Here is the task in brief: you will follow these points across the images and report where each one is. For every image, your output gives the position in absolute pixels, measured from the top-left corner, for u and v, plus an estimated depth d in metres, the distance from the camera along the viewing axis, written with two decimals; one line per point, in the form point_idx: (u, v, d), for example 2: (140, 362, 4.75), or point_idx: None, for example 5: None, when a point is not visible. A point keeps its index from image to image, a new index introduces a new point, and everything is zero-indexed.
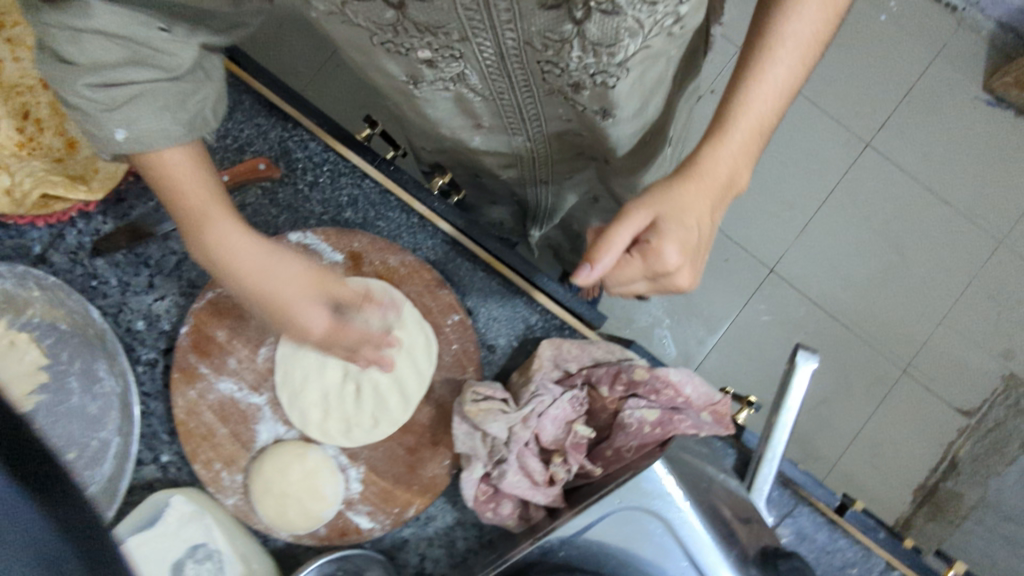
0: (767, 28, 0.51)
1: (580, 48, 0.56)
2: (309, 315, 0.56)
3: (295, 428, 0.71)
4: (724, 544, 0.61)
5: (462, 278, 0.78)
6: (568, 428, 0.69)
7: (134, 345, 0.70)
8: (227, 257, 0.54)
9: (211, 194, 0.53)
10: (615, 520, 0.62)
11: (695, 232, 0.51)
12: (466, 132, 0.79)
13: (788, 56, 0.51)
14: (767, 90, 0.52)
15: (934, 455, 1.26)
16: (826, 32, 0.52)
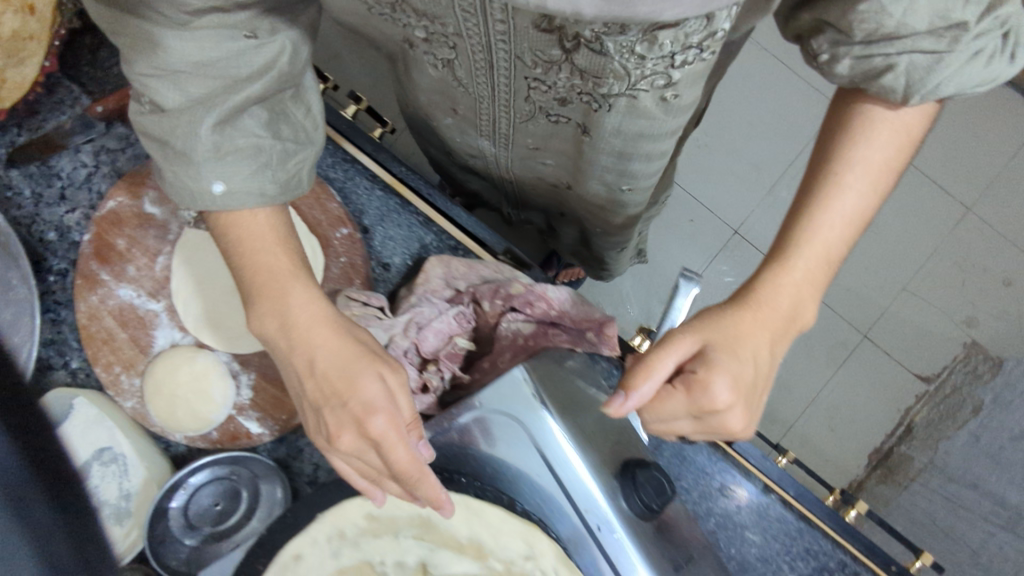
0: (847, 134, 0.48)
1: (567, 71, 0.58)
2: (355, 398, 0.50)
3: (191, 334, 0.69)
4: (588, 452, 0.58)
5: (359, 198, 0.73)
6: (449, 340, 0.66)
7: (45, 255, 0.75)
8: (317, 329, 0.51)
9: (294, 264, 0.53)
10: (477, 424, 0.59)
11: (749, 366, 0.46)
12: (436, 110, 0.80)
13: (856, 182, 0.48)
14: (835, 218, 0.48)
15: (891, 420, 1.43)
16: (905, 156, 0.49)
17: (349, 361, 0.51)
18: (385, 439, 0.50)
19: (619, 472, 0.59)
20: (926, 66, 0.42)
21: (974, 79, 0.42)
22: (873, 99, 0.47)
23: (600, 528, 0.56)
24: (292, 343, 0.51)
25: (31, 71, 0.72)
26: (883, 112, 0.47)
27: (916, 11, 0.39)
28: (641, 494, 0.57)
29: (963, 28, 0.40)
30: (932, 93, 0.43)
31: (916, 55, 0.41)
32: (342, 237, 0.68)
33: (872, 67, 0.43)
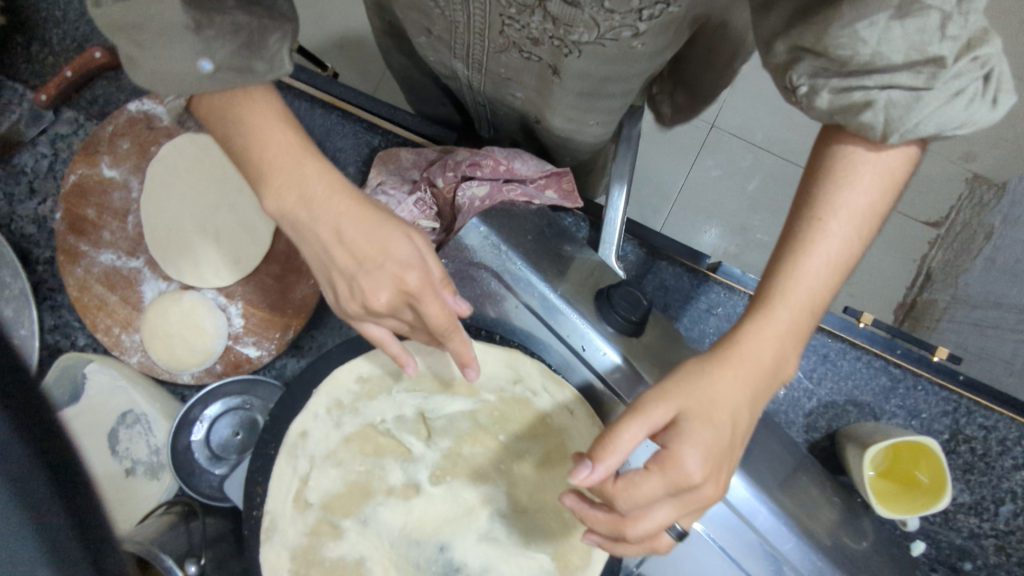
0: (832, 174, 0.41)
1: (541, 16, 0.57)
2: (388, 259, 0.42)
3: (174, 282, 0.72)
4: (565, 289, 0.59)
5: (303, 119, 0.74)
6: (413, 225, 0.67)
7: (30, 248, 0.78)
8: (338, 199, 0.42)
9: (302, 142, 0.43)
10: (448, 282, 0.61)
11: (726, 432, 0.39)
12: (410, 28, 0.73)
13: (843, 227, 0.40)
14: (819, 264, 0.40)
15: (907, 273, 1.24)
16: (896, 191, 0.41)
17: (384, 223, 0.43)
18: (437, 321, 0.44)
19: (595, 300, 0.57)
20: (905, 102, 0.36)
21: (956, 121, 0.36)
22: (863, 138, 0.39)
23: (586, 348, 0.57)
24: (299, 215, 0.42)
25: None
26: (869, 151, 0.40)
27: (893, 33, 0.34)
28: (619, 310, 0.55)
29: (940, 63, 0.34)
30: (909, 133, 0.37)
31: (893, 90, 0.36)
32: None
33: (852, 103, 0.37)
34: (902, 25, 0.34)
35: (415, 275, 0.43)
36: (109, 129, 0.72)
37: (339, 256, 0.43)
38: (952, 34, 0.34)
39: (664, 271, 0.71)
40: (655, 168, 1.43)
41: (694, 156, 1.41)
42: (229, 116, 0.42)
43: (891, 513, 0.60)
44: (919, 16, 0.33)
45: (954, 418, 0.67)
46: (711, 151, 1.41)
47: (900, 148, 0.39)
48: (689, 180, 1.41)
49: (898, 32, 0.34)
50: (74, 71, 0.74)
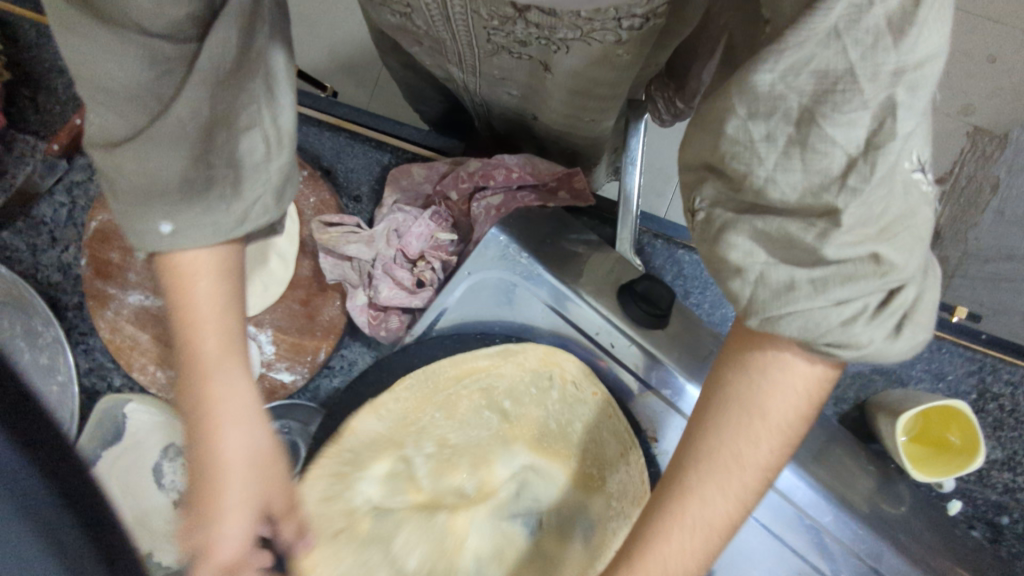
0: (722, 414, 0.37)
1: (525, 25, 0.58)
2: (218, 522, 0.40)
3: None
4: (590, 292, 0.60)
5: (312, 143, 0.75)
6: (432, 237, 0.67)
7: (59, 296, 0.80)
8: (235, 431, 0.40)
9: (231, 350, 0.41)
10: (472, 293, 0.62)
11: None
12: (409, 45, 0.75)
13: (720, 488, 0.37)
14: (697, 523, 0.38)
15: None
16: (801, 424, 0.38)
17: (261, 458, 0.41)
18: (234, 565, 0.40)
19: (618, 294, 0.58)
20: (780, 286, 0.31)
21: (842, 338, 0.31)
22: (774, 342, 0.35)
23: (614, 344, 0.58)
24: (190, 423, 0.41)
25: None
26: (772, 361, 0.36)
27: (793, 166, 0.29)
28: (642, 304, 0.57)
29: (836, 220, 0.29)
30: (776, 322, 0.32)
31: (784, 264, 0.31)
32: (306, 179, 0.71)
33: (726, 261, 0.33)
34: (805, 159, 0.29)
35: (245, 527, 0.41)
36: None
37: (199, 460, 0.40)
38: (856, 186, 0.28)
39: (684, 259, 0.72)
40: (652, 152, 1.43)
41: (691, 136, 1.42)
42: (166, 277, 0.41)
43: (929, 476, 0.61)
44: (823, 152, 0.28)
45: (980, 376, 0.69)
46: None
47: (795, 359, 0.35)
48: (689, 160, 1.41)
49: (800, 167, 0.29)
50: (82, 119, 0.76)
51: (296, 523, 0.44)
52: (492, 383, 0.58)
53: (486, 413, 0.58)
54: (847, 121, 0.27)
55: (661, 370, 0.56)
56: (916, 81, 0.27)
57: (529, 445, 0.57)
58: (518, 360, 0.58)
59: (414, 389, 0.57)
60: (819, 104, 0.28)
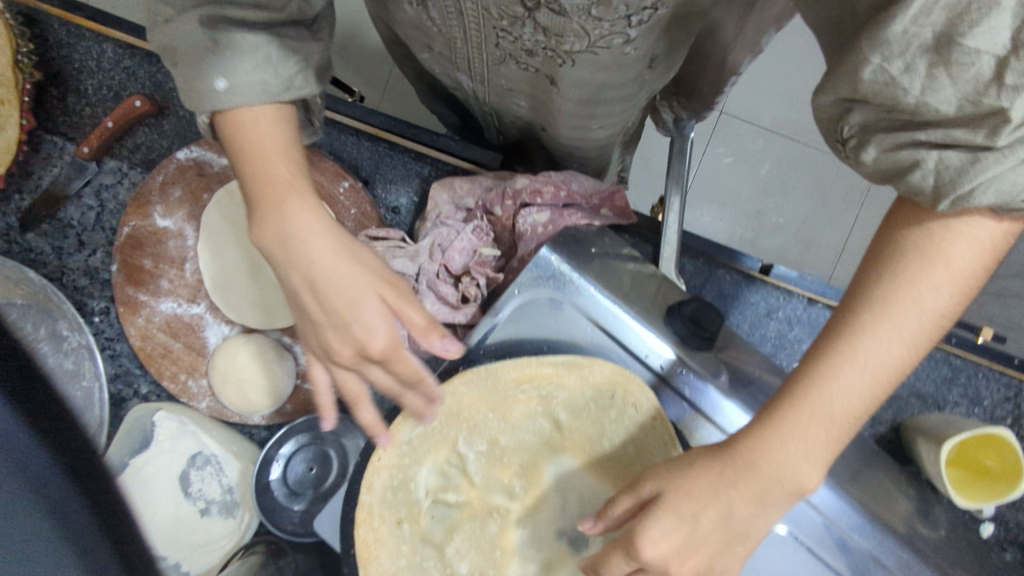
0: (897, 265, 0.34)
1: (532, 28, 0.56)
2: (364, 321, 0.42)
3: (236, 324, 0.72)
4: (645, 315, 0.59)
5: (351, 153, 0.74)
6: (475, 252, 0.67)
7: (86, 300, 0.78)
8: (343, 266, 0.42)
9: (298, 175, 0.43)
10: (519, 311, 0.61)
11: (709, 531, 0.37)
12: (419, 47, 0.74)
13: (894, 331, 0.34)
14: (862, 369, 0.35)
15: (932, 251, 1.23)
16: (977, 283, 0.34)
17: (380, 276, 0.44)
18: (391, 358, 0.43)
19: (664, 314, 0.59)
20: (964, 162, 0.30)
21: None
22: (959, 209, 0.32)
23: (664, 365, 0.58)
24: (282, 255, 0.42)
25: (12, 133, 0.73)
26: (958, 222, 0.33)
27: (940, 84, 0.29)
28: (691, 326, 0.57)
29: (1005, 117, 0.28)
30: (968, 200, 0.31)
31: (949, 148, 0.30)
32: (346, 189, 0.70)
33: (898, 163, 0.32)
34: (951, 74, 0.28)
35: (423, 313, 0.44)
36: (160, 179, 0.71)
37: (313, 292, 0.42)
38: (1015, 84, 0.27)
39: (723, 279, 0.73)
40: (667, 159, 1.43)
41: (706, 143, 1.42)
42: (229, 137, 0.43)
43: (969, 502, 0.62)
44: (967, 62, 0.28)
45: (1016, 403, 0.70)
46: (722, 137, 1.41)
47: (983, 219, 0.32)
48: (702, 167, 1.42)
49: (945, 80, 0.29)
50: (113, 121, 0.73)
51: (417, 308, 0.44)
52: (552, 392, 0.57)
53: (541, 421, 0.58)
54: (988, 28, 0.27)
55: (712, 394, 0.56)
56: None
57: (580, 457, 0.57)
58: (581, 372, 0.56)
59: (474, 385, 0.56)
60: (954, 27, 0.28)
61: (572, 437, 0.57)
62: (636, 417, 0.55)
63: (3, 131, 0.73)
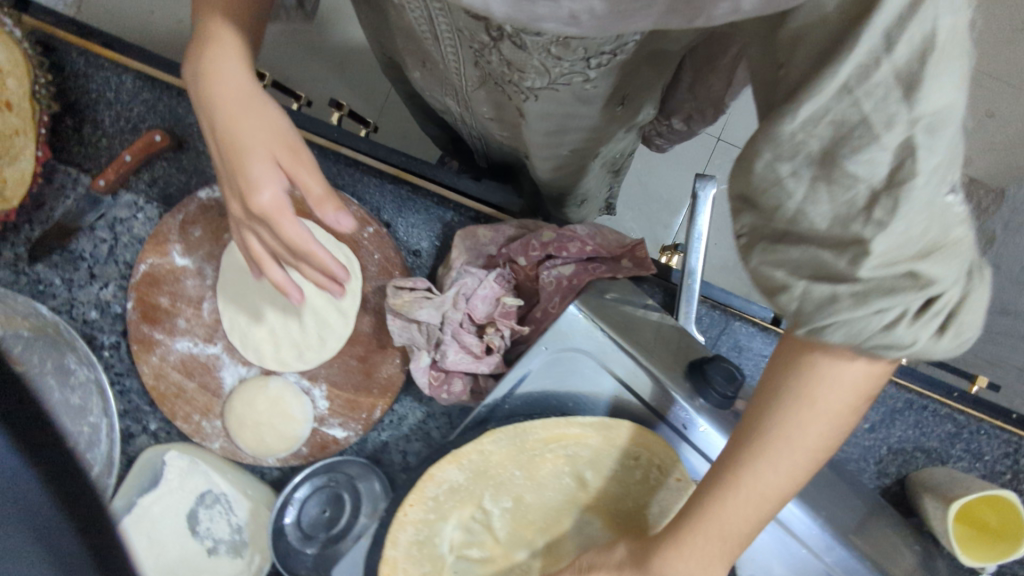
0: (773, 407, 0.40)
1: (498, 58, 0.50)
2: (250, 175, 0.45)
3: (254, 366, 0.72)
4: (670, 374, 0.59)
5: (373, 195, 0.74)
6: (497, 301, 0.67)
7: (95, 334, 0.76)
8: (238, 127, 0.46)
9: (241, 37, 0.49)
10: (545, 366, 0.61)
11: None
12: (409, 61, 0.70)
13: (774, 467, 0.41)
14: (749, 496, 0.41)
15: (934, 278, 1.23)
16: (852, 413, 0.39)
17: (285, 135, 0.47)
18: (273, 214, 0.46)
19: (687, 372, 0.58)
20: (823, 298, 0.32)
21: (893, 338, 0.32)
22: (829, 352, 0.37)
23: (687, 426, 0.57)
24: (202, 101, 0.48)
25: (27, 165, 0.72)
26: (830, 368, 0.37)
27: (819, 199, 0.30)
28: (715, 387, 0.55)
29: (865, 248, 0.29)
30: (821, 332, 0.33)
31: (821, 282, 0.31)
32: (371, 235, 0.70)
33: (773, 282, 0.34)
34: (831, 191, 0.29)
35: (321, 181, 0.46)
36: (181, 219, 0.71)
37: (223, 145, 0.47)
38: (882, 219, 0.29)
39: (741, 330, 0.73)
40: (665, 187, 1.45)
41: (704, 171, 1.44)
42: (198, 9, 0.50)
43: (974, 561, 0.63)
44: (846, 185, 0.29)
45: (1017, 458, 0.72)
46: (721, 166, 1.44)
47: (852, 368, 0.37)
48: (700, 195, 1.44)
49: (825, 197, 0.30)
50: (132, 154, 0.72)
51: (316, 177, 0.46)
52: (578, 451, 0.56)
53: (566, 479, 0.57)
54: (867, 160, 0.28)
55: None
56: (933, 127, 0.27)
57: (602, 517, 0.57)
58: (608, 434, 0.55)
59: (502, 443, 0.56)
60: (836, 149, 0.29)
61: (597, 498, 0.57)
62: (660, 479, 0.54)
63: (18, 163, 0.72)
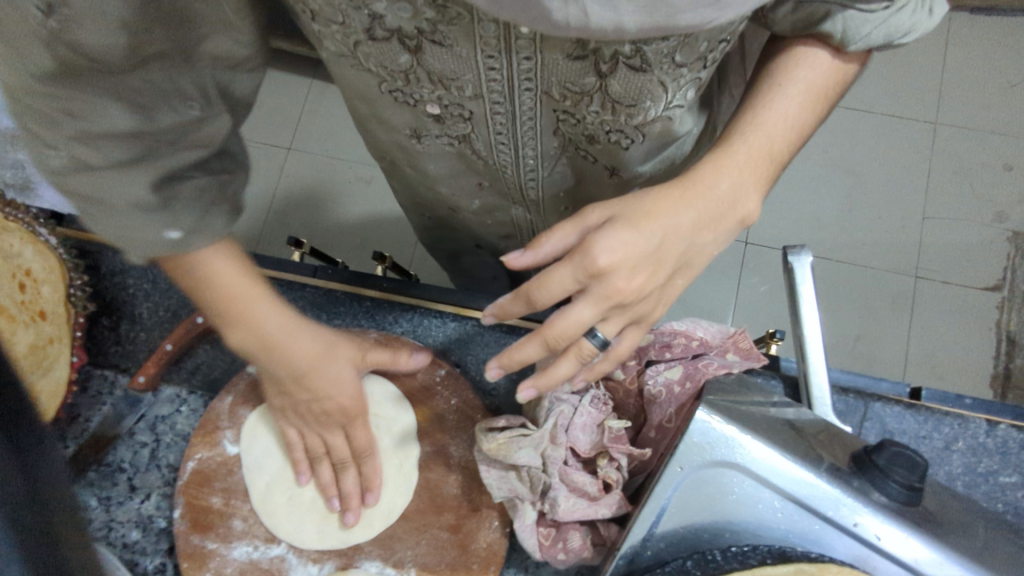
0: (762, 109, 0.46)
1: (600, 104, 0.45)
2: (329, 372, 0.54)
3: (328, 562, 0.60)
4: (840, 476, 0.48)
5: (436, 336, 0.69)
6: (602, 428, 0.57)
7: (136, 558, 0.64)
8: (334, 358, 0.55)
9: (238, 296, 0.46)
10: (692, 490, 0.49)
11: (619, 291, 0.42)
12: (461, 196, 0.65)
13: (769, 124, 0.46)
14: (754, 147, 0.45)
15: (989, 338, 1.35)
16: (816, 108, 0.47)
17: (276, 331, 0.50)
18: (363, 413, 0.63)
19: (851, 466, 0.49)
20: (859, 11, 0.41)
21: (903, 29, 0.42)
22: (834, 50, 0.45)
23: (883, 537, 0.46)
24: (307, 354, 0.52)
25: (61, 373, 0.66)
26: (807, 59, 0.45)
27: None
28: (895, 477, 0.48)
29: None
30: (860, 38, 0.42)
31: None
32: (444, 377, 0.66)
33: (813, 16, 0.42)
34: None
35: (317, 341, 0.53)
36: (230, 400, 0.66)
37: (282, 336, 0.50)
38: None
39: (884, 413, 0.63)
40: (704, 297, 1.41)
41: (738, 276, 1.42)
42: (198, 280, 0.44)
43: None
44: None
45: None
46: (754, 268, 1.42)
47: (824, 56, 0.45)
48: (740, 299, 1.40)
49: None
50: (174, 342, 0.67)
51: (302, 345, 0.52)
52: None
53: None
54: None
55: (954, 568, 0.45)
56: None
57: None
58: None
59: None
60: None
61: None
62: None
63: (52, 371, 0.66)
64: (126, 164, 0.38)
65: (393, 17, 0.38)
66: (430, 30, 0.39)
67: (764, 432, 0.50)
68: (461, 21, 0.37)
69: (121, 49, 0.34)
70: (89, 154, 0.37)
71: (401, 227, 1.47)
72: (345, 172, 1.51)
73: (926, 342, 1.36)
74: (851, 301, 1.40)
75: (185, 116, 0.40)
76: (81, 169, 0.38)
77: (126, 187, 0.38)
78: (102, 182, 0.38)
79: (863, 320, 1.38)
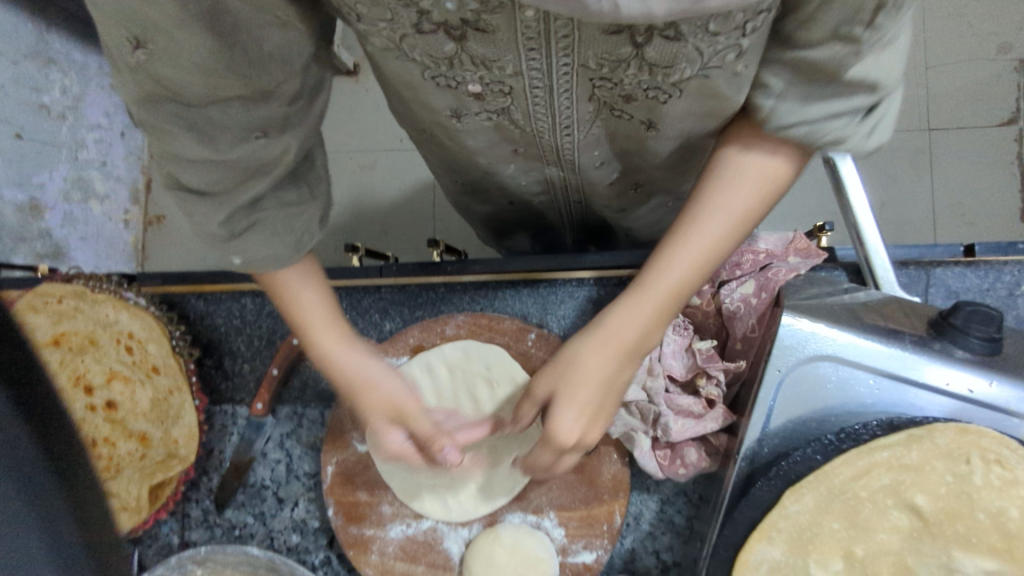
0: (700, 208, 0.46)
1: (637, 69, 0.44)
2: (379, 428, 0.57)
3: (473, 523, 0.67)
4: (923, 345, 0.53)
5: (514, 305, 0.74)
6: (691, 350, 0.63)
7: (304, 556, 0.72)
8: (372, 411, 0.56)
9: (332, 316, 0.54)
10: (792, 389, 0.54)
11: (602, 420, 0.52)
12: (499, 162, 0.67)
13: (708, 230, 0.46)
14: (674, 269, 0.47)
15: (1010, 173, 1.36)
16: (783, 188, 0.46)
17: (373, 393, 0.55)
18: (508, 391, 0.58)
19: (930, 332, 0.54)
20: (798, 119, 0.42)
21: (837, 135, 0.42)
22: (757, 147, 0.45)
23: (974, 389, 0.50)
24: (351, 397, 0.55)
25: (191, 418, 0.73)
26: (738, 164, 0.45)
27: None
28: (975, 333, 0.51)
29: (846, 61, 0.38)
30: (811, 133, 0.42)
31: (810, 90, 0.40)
32: (535, 340, 0.70)
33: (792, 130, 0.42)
34: None
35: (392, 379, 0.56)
36: (350, 405, 0.71)
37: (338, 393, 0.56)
38: None
39: (946, 276, 0.67)
40: None
41: None
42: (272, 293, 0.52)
43: None
44: None
45: None
46: None
47: (761, 157, 0.45)
48: None
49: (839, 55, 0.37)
50: (278, 366, 0.72)
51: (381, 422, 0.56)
52: (898, 477, 0.48)
53: (896, 513, 0.48)
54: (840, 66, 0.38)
55: None
56: None
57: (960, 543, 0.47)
58: (924, 446, 0.48)
59: (810, 499, 0.49)
60: None
61: (940, 523, 0.47)
62: (1007, 475, 0.46)
63: (183, 417, 0.73)
64: (210, 190, 0.43)
65: (439, 11, 0.39)
66: (473, 19, 0.39)
67: (851, 323, 0.54)
68: (504, 9, 0.38)
69: (199, 86, 0.38)
70: (183, 176, 0.43)
71: (419, 201, 1.50)
72: (352, 163, 1.53)
73: (949, 192, 1.38)
74: (870, 169, 1.41)
75: (251, 146, 0.42)
76: (180, 184, 0.44)
77: (211, 204, 0.44)
78: (200, 205, 0.44)
79: (886, 186, 1.41)
